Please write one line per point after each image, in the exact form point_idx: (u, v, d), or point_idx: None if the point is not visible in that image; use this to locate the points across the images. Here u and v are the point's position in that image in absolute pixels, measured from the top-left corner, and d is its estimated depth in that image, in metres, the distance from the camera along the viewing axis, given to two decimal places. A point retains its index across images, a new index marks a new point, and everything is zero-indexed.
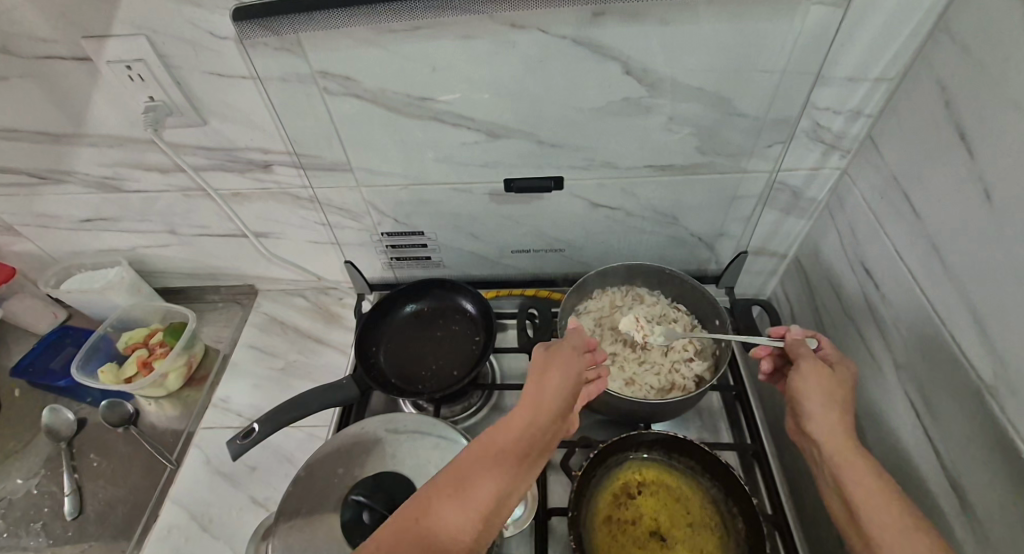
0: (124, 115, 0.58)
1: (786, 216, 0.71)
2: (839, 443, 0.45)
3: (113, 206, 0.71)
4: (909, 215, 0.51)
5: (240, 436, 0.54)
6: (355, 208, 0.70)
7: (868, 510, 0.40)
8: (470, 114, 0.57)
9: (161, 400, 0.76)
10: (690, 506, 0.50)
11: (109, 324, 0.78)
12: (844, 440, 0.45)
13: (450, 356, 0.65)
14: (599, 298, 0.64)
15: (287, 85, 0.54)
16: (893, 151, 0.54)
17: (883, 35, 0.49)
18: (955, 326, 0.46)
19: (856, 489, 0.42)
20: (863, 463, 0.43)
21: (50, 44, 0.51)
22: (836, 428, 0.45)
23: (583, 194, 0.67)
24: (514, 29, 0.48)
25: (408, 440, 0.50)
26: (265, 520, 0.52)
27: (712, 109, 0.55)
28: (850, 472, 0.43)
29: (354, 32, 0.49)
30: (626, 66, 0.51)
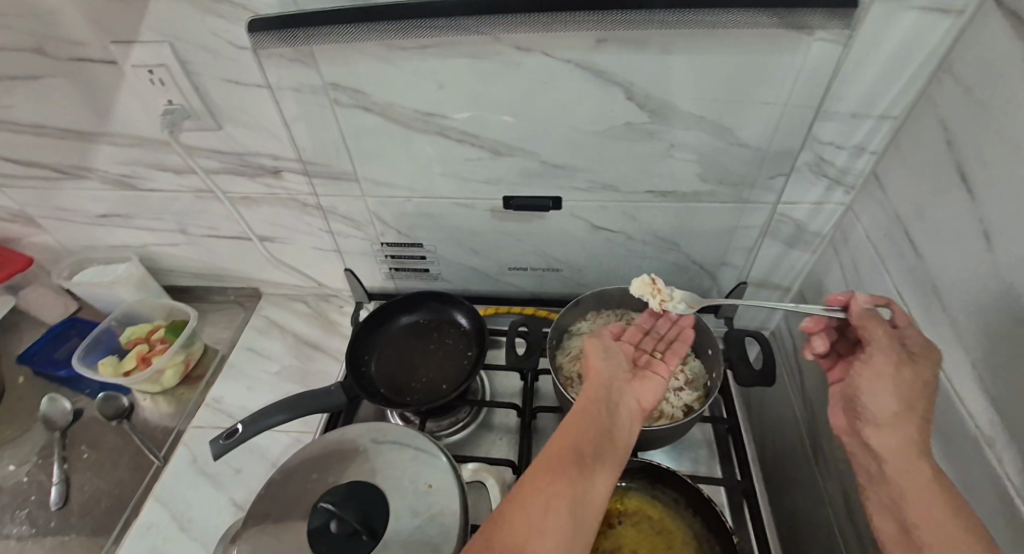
0: (145, 117, 0.60)
1: (789, 249, 0.70)
2: (908, 458, 0.39)
3: (128, 204, 0.73)
4: (912, 254, 0.50)
5: (223, 436, 0.54)
6: (359, 217, 0.72)
7: (934, 539, 0.36)
8: (474, 131, 0.58)
9: (156, 396, 0.77)
10: (671, 541, 0.48)
11: (114, 318, 0.79)
12: (911, 456, 0.39)
13: (441, 369, 0.65)
14: (592, 320, 0.64)
15: (300, 95, 0.56)
16: (897, 188, 0.53)
17: (887, 73, 0.48)
18: (955, 371, 0.44)
19: (920, 514, 0.37)
20: (930, 481, 0.38)
21: (80, 47, 0.53)
22: (906, 439, 0.40)
23: (584, 215, 0.67)
24: (519, 51, 0.50)
25: (384, 450, 0.49)
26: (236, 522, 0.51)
27: (714, 137, 0.56)
28: (916, 497, 0.38)
29: (365, 47, 0.51)
30: (628, 91, 0.52)
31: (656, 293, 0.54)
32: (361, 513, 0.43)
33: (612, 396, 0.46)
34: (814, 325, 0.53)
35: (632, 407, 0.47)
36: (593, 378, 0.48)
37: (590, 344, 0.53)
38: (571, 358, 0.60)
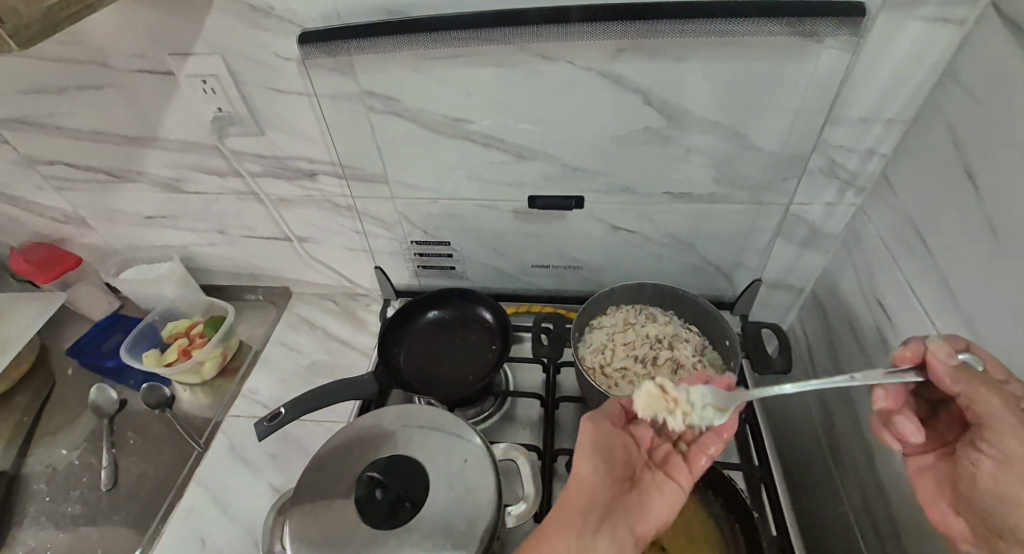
0: (195, 124, 0.65)
1: (804, 251, 0.71)
2: None
3: (174, 205, 0.78)
4: (922, 252, 0.52)
5: (267, 419, 0.58)
6: (388, 218, 0.75)
7: None
8: (499, 136, 0.62)
9: (196, 388, 0.81)
10: (690, 520, 0.52)
11: (157, 314, 0.84)
12: None
13: (467, 362, 0.68)
14: (613, 315, 0.66)
15: (338, 103, 0.60)
16: (906, 188, 0.54)
17: (895, 79, 0.51)
18: None
19: None
20: None
21: (141, 60, 0.58)
22: None
23: (603, 217, 0.70)
24: (543, 60, 0.53)
25: (415, 434, 0.52)
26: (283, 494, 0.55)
27: (729, 141, 0.58)
28: None
29: (400, 57, 0.55)
30: (646, 98, 0.55)
31: (671, 406, 0.45)
32: (402, 484, 0.47)
33: (598, 518, 0.42)
34: (893, 401, 0.40)
35: (626, 535, 0.42)
36: (578, 482, 0.44)
37: (584, 425, 0.48)
38: (592, 351, 0.63)
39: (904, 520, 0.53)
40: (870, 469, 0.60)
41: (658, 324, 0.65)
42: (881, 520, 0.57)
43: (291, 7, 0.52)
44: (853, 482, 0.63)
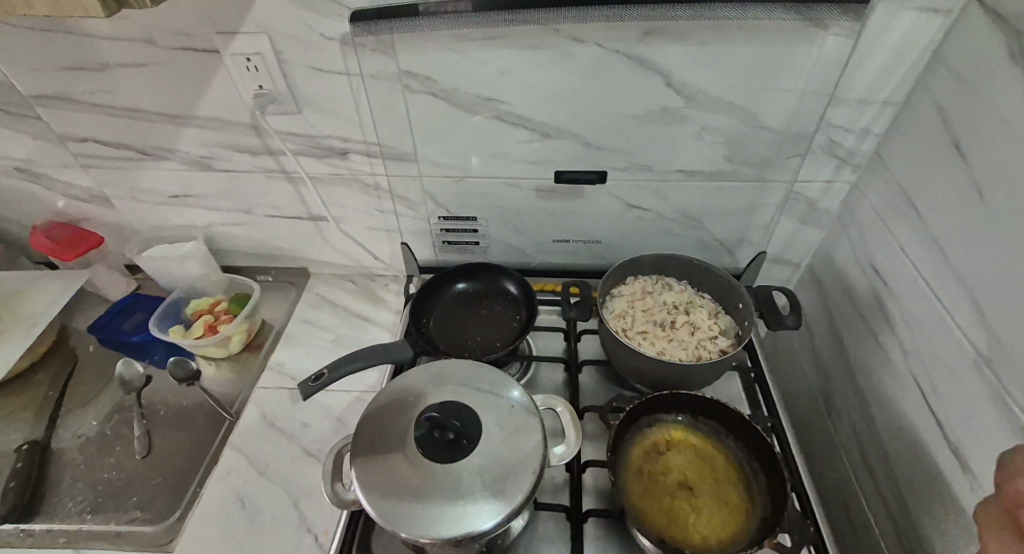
0: (233, 102, 0.68)
1: (802, 226, 0.77)
2: None
3: (201, 184, 0.80)
4: (914, 219, 0.58)
5: (311, 380, 0.61)
6: (413, 197, 0.79)
7: None
8: (527, 115, 0.66)
9: (220, 363, 0.83)
10: (714, 462, 0.57)
11: (181, 292, 0.87)
12: None
13: (494, 329, 0.72)
14: (631, 284, 0.71)
15: (376, 82, 0.64)
16: (898, 163, 0.60)
17: (890, 64, 0.57)
18: (957, 311, 0.50)
19: None
20: None
21: (188, 38, 0.61)
22: None
23: (619, 194, 0.75)
24: (575, 42, 0.58)
25: (450, 388, 0.55)
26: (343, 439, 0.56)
27: (740, 120, 0.64)
28: None
29: (439, 38, 0.59)
30: (667, 79, 0.60)
31: None
32: (460, 422, 0.50)
33: None
34: None
35: None
36: None
37: None
38: (615, 315, 0.67)
39: (897, 460, 0.59)
40: (866, 420, 0.65)
41: (674, 292, 0.70)
42: (876, 464, 0.63)
43: None
44: (849, 434, 0.69)
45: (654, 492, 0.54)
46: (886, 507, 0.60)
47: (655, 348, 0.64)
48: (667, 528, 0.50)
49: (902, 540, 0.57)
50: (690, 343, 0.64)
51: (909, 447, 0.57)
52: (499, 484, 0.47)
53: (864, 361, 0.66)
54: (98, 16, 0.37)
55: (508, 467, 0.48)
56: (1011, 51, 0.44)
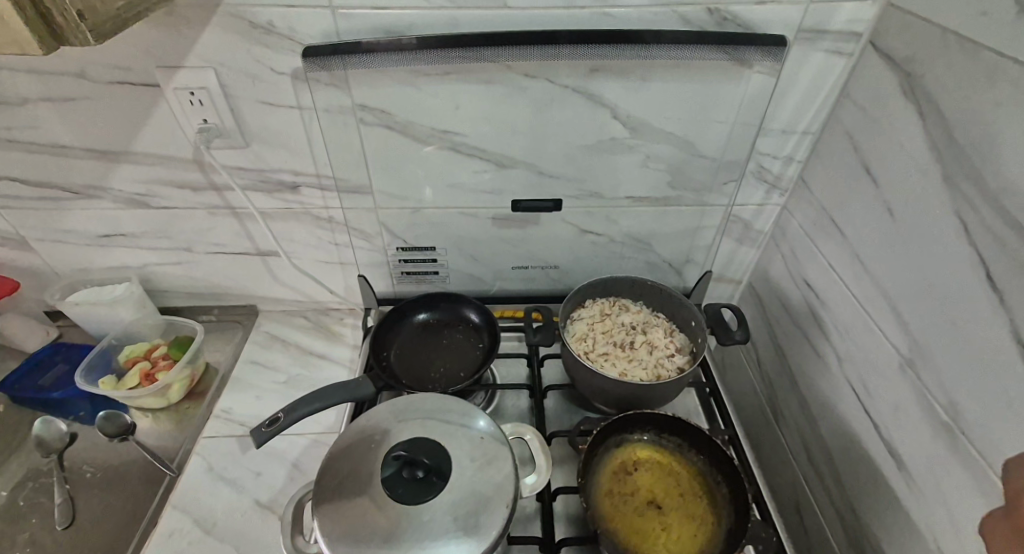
0: (174, 137, 0.65)
1: (739, 246, 0.82)
2: None
3: (136, 223, 0.75)
4: (836, 235, 0.63)
5: (266, 424, 0.58)
6: (368, 229, 0.78)
7: None
8: (482, 146, 0.68)
9: (157, 414, 0.77)
10: (680, 479, 0.58)
11: (112, 337, 0.80)
12: None
13: (457, 359, 0.71)
14: (591, 307, 0.73)
15: (330, 115, 0.64)
16: (819, 186, 0.67)
17: (806, 98, 0.63)
18: (879, 318, 0.56)
19: None
20: None
21: (125, 71, 0.58)
22: None
23: (574, 221, 0.77)
24: (527, 77, 0.61)
25: (418, 423, 0.53)
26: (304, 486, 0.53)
27: (682, 150, 0.68)
28: None
29: (395, 73, 0.60)
30: (613, 112, 0.64)
31: None
32: (431, 457, 0.49)
33: None
34: None
35: None
36: None
37: None
38: (576, 339, 0.69)
39: (840, 460, 0.63)
40: (811, 425, 0.69)
41: (631, 313, 0.73)
42: (823, 466, 0.66)
43: (292, 24, 0.56)
44: (796, 439, 0.73)
45: (625, 515, 0.54)
46: (834, 507, 0.64)
47: (616, 369, 0.66)
48: (640, 549, 0.51)
49: (850, 536, 0.61)
50: (649, 362, 0.66)
51: (849, 447, 0.61)
52: (473, 519, 0.45)
53: (804, 369, 0.71)
54: (36, 55, 0.31)
55: (481, 501, 0.47)
56: (904, 88, 0.51)
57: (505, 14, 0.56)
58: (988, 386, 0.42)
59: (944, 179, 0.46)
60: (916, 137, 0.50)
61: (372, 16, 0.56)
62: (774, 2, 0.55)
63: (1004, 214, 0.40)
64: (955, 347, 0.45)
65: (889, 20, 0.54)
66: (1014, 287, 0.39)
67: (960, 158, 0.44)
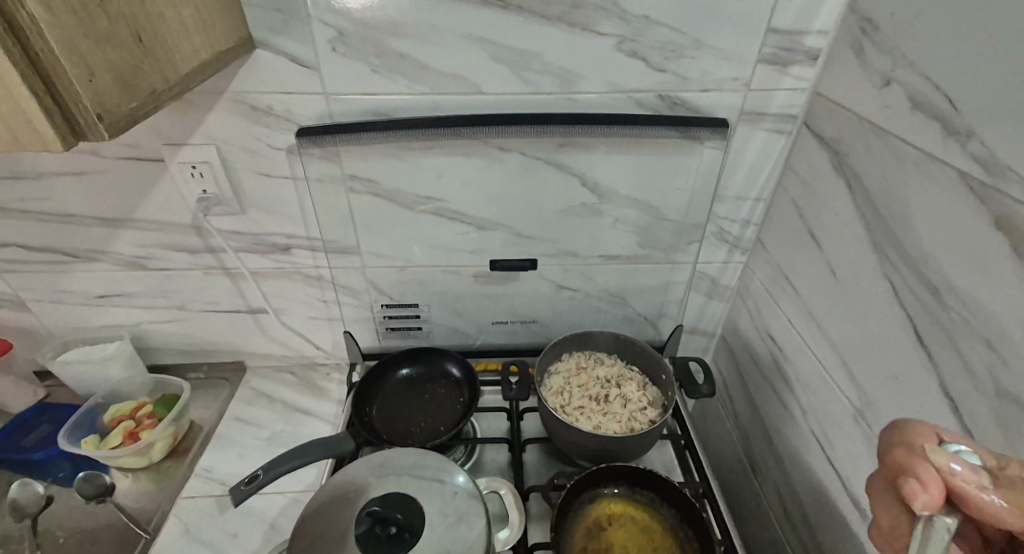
0: (175, 205, 0.70)
1: (710, 300, 0.87)
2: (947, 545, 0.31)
3: (132, 284, 0.79)
4: (791, 292, 0.68)
5: (244, 483, 0.59)
6: (356, 287, 0.81)
7: None
8: (462, 210, 0.73)
9: (138, 473, 0.77)
10: (653, 534, 0.59)
11: (99, 397, 0.81)
12: None
13: (437, 415, 0.73)
14: (567, 360, 0.76)
15: (321, 184, 0.69)
16: (774, 247, 0.72)
17: (755, 168, 0.70)
18: (833, 372, 0.59)
19: None
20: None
21: (135, 148, 0.64)
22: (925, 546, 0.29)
23: (551, 277, 0.81)
24: (501, 151, 0.67)
25: (393, 479, 0.54)
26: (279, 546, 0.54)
27: (647, 214, 0.74)
28: None
29: (381, 149, 0.66)
30: (582, 180, 0.70)
31: None
32: (404, 514, 0.50)
33: None
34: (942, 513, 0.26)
35: None
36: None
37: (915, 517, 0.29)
38: (552, 392, 0.71)
39: (812, 512, 0.64)
40: (785, 478, 0.71)
41: (606, 366, 0.76)
42: (798, 519, 0.67)
43: (289, 107, 0.62)
44: (773, 492, 0.74)
45: None
46: None
47: (591, 422, 0.68)
48: None
49: None
50: (622, 416, 0.69)
51: (818, 499, 0.63)
52: None
53: (775, 421, 0.73)
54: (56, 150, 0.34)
55: None
56: (834, 163, 0.58)
57: (480, 99, 0.63)
58: None
59: (872, 245, 0.52)
60: (847, 206, 0.55)
61: (361, 101, 0.62)
62: (716, 90, 0.63)
63: (923, 278, 0.45)
64: (896, 399, 0.49)
65: (818, 105, 0.61)
66: (938, 344, 0.44)
67: (883, 227, 0.50)
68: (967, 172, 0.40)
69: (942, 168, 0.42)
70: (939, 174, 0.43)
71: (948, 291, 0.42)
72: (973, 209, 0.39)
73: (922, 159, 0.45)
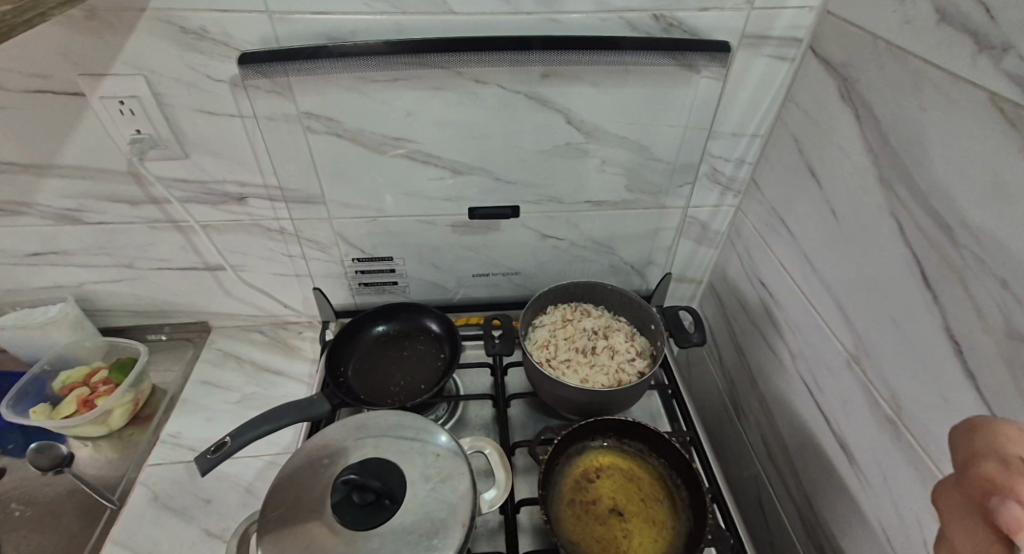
0: (106, 149, 0.62)
1: (698, 247, 0.83)
2: None
3: (68, 239, 0.71)
4: (785, 235, 0.65)
5: (211, 450, 0.55)
6: (323, 240, 0.75)
7: None
8: (437, 152, 0.66)
9: (98, 442, 0.72)
10: (641, 483, 0.58)
11: (44, 364, 0.75)
12: None
13: (417, 372, 0.69)
14: (552, 313, 0.73)
15: (274, 123, 0.61)
16: (769, 187, 0.68)
17: (754, 100, 0.65)
18: (827, 315, 0.57)
19: None
20: None
21: (45, 79, 0.55)
22: None
23: (534, 225, 0.76)
24: (477, 83, 0.60)
25: (374, 442, 0.51)
26: (248, 516, 0.51)
27: (637, 154, 0.69)
28: None
29: (341, 80, 0.58)
30: (568, 117, 0.64)
31: None
32: (381, 479, 0.46)
33: None
34: None
35: None
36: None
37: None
38: (538, 346, 0.69)
39: (797, 456, 0.64)
40: (769, 421, 0.71)
41: (592, 318, 0.73)
42: (782, 462, 0.67)
43: (227, 29, 0.53)
44: (757, 435, 0.74)
45: (587, 524, 0.53)
46: (793, 501, 0.65)
47: (578, 375, 0.65)
48: None
49: (809, 531, 0.62)
50: (610, 367, 0.66)
51: (805, 443, 0.62)
52: (425, 542, 0.44)
53: (762, 366, 0.72)
54: None
55: (435, 522, 0.45)
56: (841, 92, 0.53)
57: (452, 20, 0.55)
58: (925, 382, 0.43)
59: (879, 180, 0.48)
60: (854, 138, 0.51)
61: (312, 22, 0.54)
62: (717, 9, 0.56)
63: (934, 214, 0.42)
64: (895, 342, 0.47)
65: (827, 26, 0.55)
66: (946, 285, 0.41)
67: (892, 160, 0.46)
68: (997, 93, 0.36)
69: (967, 89, 0.38)
70: (962, 98, 0.38)
71: (963, 228, 0.39)
72: (999, 135, 0.36)
73: (944, 80, 0.40)
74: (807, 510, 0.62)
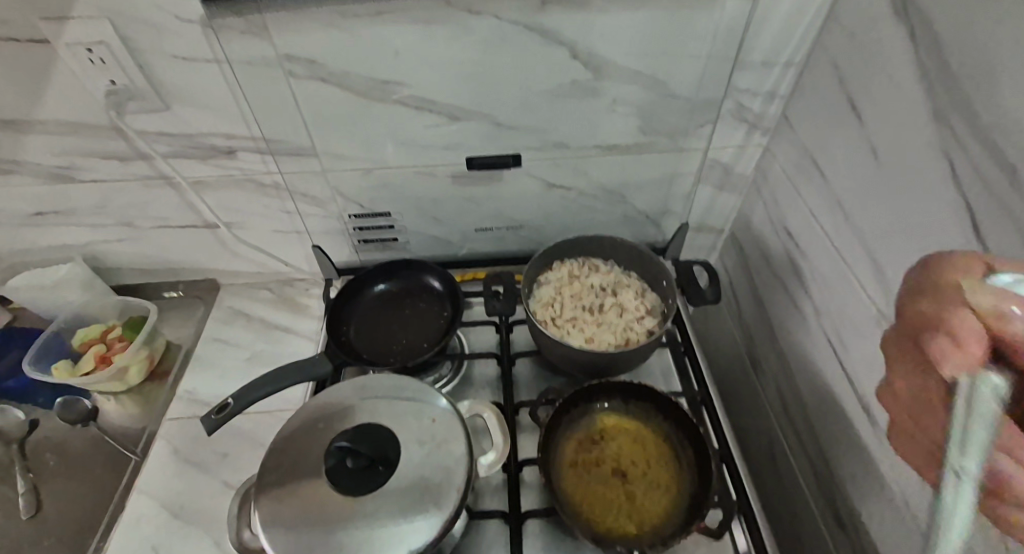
0: (83, 103, 0.59)
1: (720, 192, 0.77)
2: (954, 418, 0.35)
3: (65, 198, 0.70)
4: (818, 180, 0.58)
5: (215, 411, 0.55)
6: (319, 194, 0.72)
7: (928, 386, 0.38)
8: (430, 96, 0.61)
9: (120, 397, 0.75)
10: (647, 445, 0.56)
11: (60, 323, 0.77)
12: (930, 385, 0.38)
13: (419, 330, 0.68)
14: (558, 269, 0.69)
15: (253, 68, 0.56)
16: (803, 126, 0.61)
17: (789, 22, 0.56)
18: (858, 270, 0.52)
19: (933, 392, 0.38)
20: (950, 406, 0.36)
21: (6, 27, 0.51)
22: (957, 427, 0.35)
23: (540, 174, 0.71)
24: (470, 14, 0.53)
25: (372, 404, 0.50)
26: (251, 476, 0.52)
27: (652, 91, 0.62)
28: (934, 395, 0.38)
29: (318, 16, 0.52)
30: (573, 50, 0.57)
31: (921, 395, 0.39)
32: (373, 446, 0.46)
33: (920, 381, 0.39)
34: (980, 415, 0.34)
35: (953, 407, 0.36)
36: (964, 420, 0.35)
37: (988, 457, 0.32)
38: (542, 304, 0.66)
39: (815, 414, 0.61)
40: (788, 379, 0.67)
41: (601, 274, 0.69)
42: (799, 420, 0.65)
43: None
44: (774, 392, 0.71)
45: (589, 486, 0.53)
46: (809, 459, 0.63)
47: (583, 334, 0.63)
48: (604, 519, 0.50)
49: (823, 490, 0.60)
50: (618, 326, 0.64)
51: (825, 404, 0.59)
52: (418, 505, 0.44)
53: (783, 322, 0.68)
54: None
55: (429, 486, 0.45)
56: (896, 7, 0.44)
57: None
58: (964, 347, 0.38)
59: (932, 114, 0.41)
60: (906, 66, 0.43)
61: None
62: None
63: (996, 153, 0.35)
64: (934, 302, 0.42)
65: None
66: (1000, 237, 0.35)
67: (951, 89, 0.39)
68: None
69: None
70: None
71: None
72: None
73: None
74: (823, 469, 0.60)
